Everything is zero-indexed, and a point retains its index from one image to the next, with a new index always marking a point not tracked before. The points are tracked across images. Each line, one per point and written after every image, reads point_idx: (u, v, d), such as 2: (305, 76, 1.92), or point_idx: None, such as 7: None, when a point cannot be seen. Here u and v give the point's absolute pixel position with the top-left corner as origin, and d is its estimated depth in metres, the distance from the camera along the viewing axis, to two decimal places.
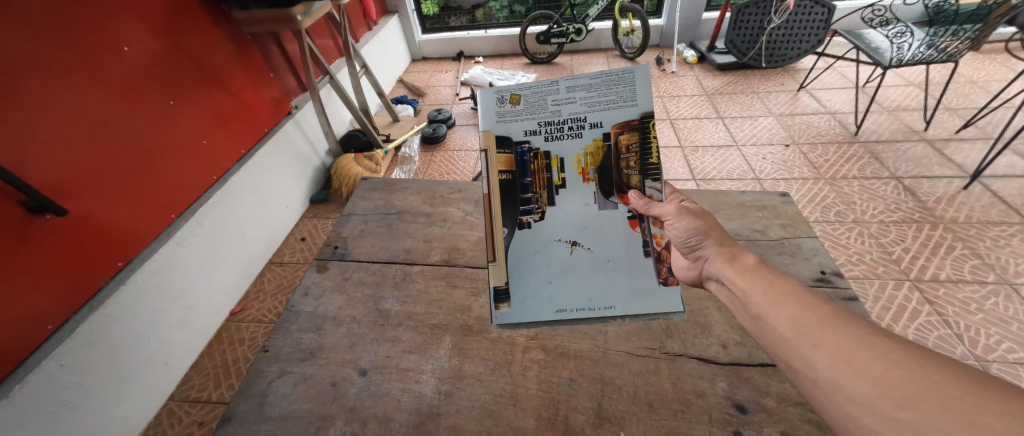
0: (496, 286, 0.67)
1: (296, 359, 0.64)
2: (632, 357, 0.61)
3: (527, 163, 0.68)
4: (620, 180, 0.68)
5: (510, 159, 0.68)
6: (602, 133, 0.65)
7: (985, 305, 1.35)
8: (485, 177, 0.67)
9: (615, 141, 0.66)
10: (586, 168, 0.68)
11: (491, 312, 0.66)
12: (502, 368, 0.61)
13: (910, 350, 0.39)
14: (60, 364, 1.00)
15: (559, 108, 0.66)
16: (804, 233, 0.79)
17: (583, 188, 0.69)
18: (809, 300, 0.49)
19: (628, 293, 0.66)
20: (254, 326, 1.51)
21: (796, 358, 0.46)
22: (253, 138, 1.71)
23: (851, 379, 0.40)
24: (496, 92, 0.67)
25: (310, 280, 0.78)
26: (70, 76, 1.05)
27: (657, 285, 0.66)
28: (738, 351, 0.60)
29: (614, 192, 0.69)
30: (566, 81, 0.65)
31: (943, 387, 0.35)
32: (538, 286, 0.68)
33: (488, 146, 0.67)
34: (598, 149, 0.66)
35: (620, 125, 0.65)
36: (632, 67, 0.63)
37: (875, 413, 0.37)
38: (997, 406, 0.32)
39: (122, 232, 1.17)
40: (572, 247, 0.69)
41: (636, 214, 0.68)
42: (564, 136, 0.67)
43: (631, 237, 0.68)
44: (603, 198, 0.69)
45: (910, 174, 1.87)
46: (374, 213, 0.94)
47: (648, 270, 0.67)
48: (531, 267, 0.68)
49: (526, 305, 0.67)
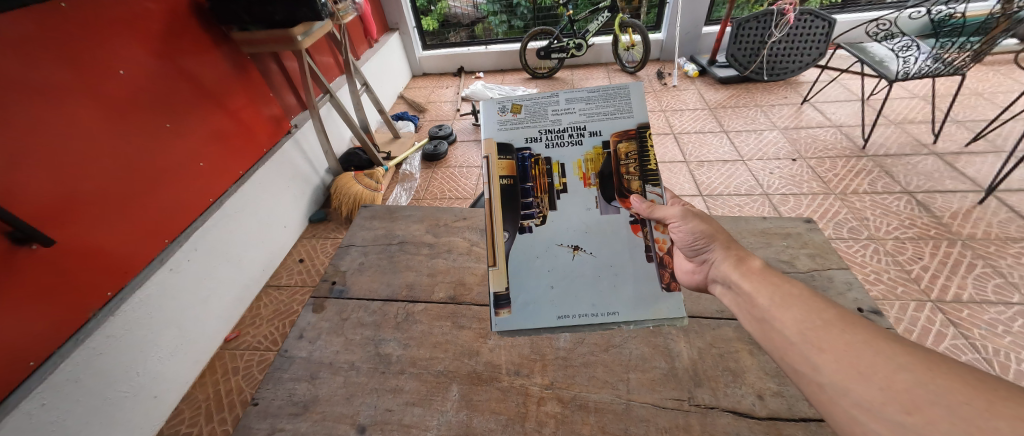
0: (496, 292, 0.64)
1: (286, 415, 0.59)
2: (658, 410, 0.55)
3: (529, 168, 0.66)
4: (620, 185, 0.66)
5: (511, 165, 0.66)
6: (602, 140, 0.65)
7: (1012, 327, 1.29)
8: (486, 182, 0.65)
9: (615, 148, 0.65)
10: (587, 174, 0.66)
11: (492, 319, 0.63)
12: (516, 424, 0.55)
13: (919, 355, 0.38)
14: (42, 402, 0.93)
15: (559, 117, 0.67)
16: (834, 263, 0.75)
17: (584, 193, 0.66)
18: (817, 305, 0.47)
19: (631, 299, 0.62)
20: (250, 354, 1.45)
21: (803, 362, 0.44)
22: (252, 158, 1.67)
23: (856, 381, 0.39)
24: (498, 103, 0.68)
25: (306, 320, 0.73)
26: (62, 99, 1.02)
27: (661, 293, 0.62)
28: (776, 402, 0.54)
29: (615, 196, 0.66)
30: (565, 95, 0.67)
31: (950, 390, 0.34)
32: (539, 291, 0.64)
33: (489, 152, 0.65)
34: (598, 155, 0.66)
35: (618, 134, 0.65)
36: (627, 84, 0.65)
37: (881, 418, 0.36)
38: (1004, 410, 0.30)
39: (114, 259, 1.12)
40: (574, 252, 0.65)
41: (637, 218, 0.65)
42: (564, 143, 0.66)
43: (632, 242, 0.65)
44: (604, 202, 0.66)
45: (922, 189, 1.83)
46: (375, 244, 0.90)
47: (651, 274, 0.64)
48: (532, 273, 0.65)
49: (527, 309, 0.63)
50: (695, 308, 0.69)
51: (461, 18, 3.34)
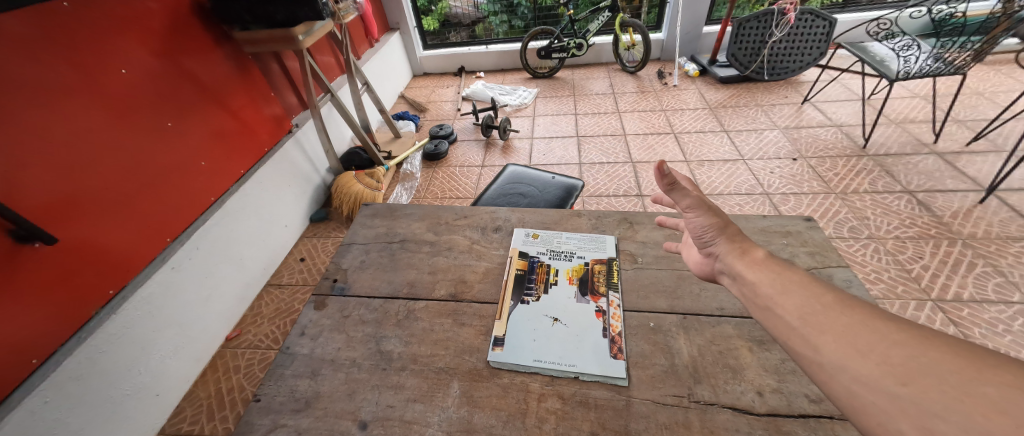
0: (497, 335, 0.66)
1: (288, 411, 0.59)
2: (658, 407, 0.55)
3: (535, 266, 0.80)
4: (591, 287, 0.74)
5: (525, 263, 0.81)
6: (584, 260, 0.81)
7: (1013, 326, 1.29)
8: (504, 268, 0.80)
9: (592, 265, 0.79)
10: (571, 277, 0.77)
11: (487, 350, 0.64)
12: (516, 420, 0.55)
13: (912, 332, 0.39)
14: (45, 400, 0.94)
15: (560, 246, 0.85)
16: (834, 261, 0.75)
17: (568, 287, 0.75)
18: (816, 289, 0.47)
19: (591, 353, 0.62)
20: (251, 352, 1.45)
21: (803, 344, 0.44)
22: (252, 157, 1.68)
23: (854, 357, 0.39)
24: (525, 230, 0.90)
25: (307, 317, 0.74)
26: (63, 98, 1.02)
27: (607, 358, 0.62)
28: (776, 399, 0.54)
29: (587, 293, 0.73)
30: (567, 233, 0.89)
31: (943, 361, 0.35)
32: (525, 336, 0.66)
33: (511, 252, 0.84)
34: (580, 268, 0.79)
35: (597, 259, 0.81)
36: (607, 234, 0.87)
37: (877, 390, 0.36)
38: (993, 377, 0.32)
39: (116, 257, 1.12)
40: (553, 322, 0.68)
41: (601, 309, 0.70)
42: (559, 258, 0.82)
43: (593, 323, 0.67)
44: (579, 295, 0.73)
45: (923, 188, 1.83)
46: (376, 242, 0.90)
47: (604, 341, 0.64)
48: (519, 327, 0.68)
49: (516, 346, 0.65)
50: (695, 305, 0.69)
51: (462, 18, 3.34)
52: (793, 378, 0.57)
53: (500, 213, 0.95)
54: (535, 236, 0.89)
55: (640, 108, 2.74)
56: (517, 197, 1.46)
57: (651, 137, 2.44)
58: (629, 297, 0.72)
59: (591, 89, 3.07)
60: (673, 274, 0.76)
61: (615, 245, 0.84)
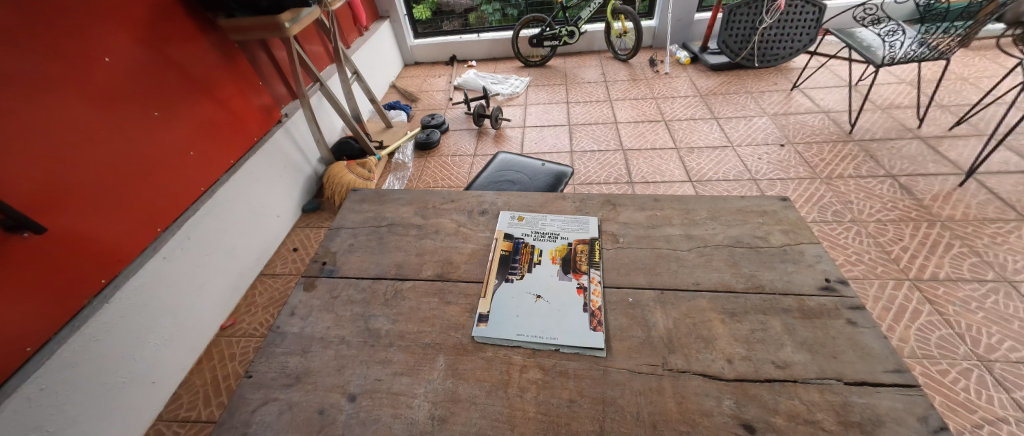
0: (481, 313, 0.69)
1: (280, 386, 0.61)
2: (633, 375, 0.58)
3: (519, 248, 0.82)
4: (573, 264, 0.77)
5: (510, 244, 0.83)
6: (568, 241, 0.83)
7: (986, 304, 1.33)
8: (490, 251, 0.82)
9: (575, 246, 0.81)
10: (555, 257, 0.79)
11: (472, 328, 0.66)
12: (499, 390, 0.57)
13: None
14: (41, 387, 0.95)
15: (545, 227, 0.88)
16: (806, 239, 0.78)
17: (551, 266, 0.77)
18: None
19: (572, 328, 0.65)
20: (245, 340, 1.47)
21: None
22: (242, 147, 1.67)
23: None
24: (511, 213, 0.92)
25: (297, 298, 0.75)
26: (46, 91, 1.01)
27: (587, 331, 0.64)
28: (744, 366, 0.57)
29: (570, 270, 0.76)
30: (550, 215, 0.91)
31: None
32: (508, 314, 0.68)
33: (497, 235, 0.86)
34: (564, 249, 0.81)
35: (579, 240, 0.83)
36: (588, 217, 0.89)
37: None
38: None
39: (107, 247, 1.13)
40: (537, 299, 0.71)
41: (583, 285, 0.73)
42: (544, 239, 0.84)
43: (575, 300, 0.70)
44: (562, 273, 0.75)
45: (905, 172, 1.87)
46: (364, 226, 0.92)
47: (583, 317, 0.67)
48: (504, 305, 0.70)
49: (500, 323, 0.67)
50: (672, 280, 0.72)
51: (454, 6, 3.31)
52: (762, 346, 0.60)
53: (487, 197, 0.97)
54: (521, 218, 0.91)
55: (632, 96, 2.75)
56: (507, 184, 1.47)
57: (643, 125, 2.45)
58: (609, 274, 0.75)
59: (583, 78, 3.06)
60: (652, 252, 0.78)
61: (598, 226, 0.86)
